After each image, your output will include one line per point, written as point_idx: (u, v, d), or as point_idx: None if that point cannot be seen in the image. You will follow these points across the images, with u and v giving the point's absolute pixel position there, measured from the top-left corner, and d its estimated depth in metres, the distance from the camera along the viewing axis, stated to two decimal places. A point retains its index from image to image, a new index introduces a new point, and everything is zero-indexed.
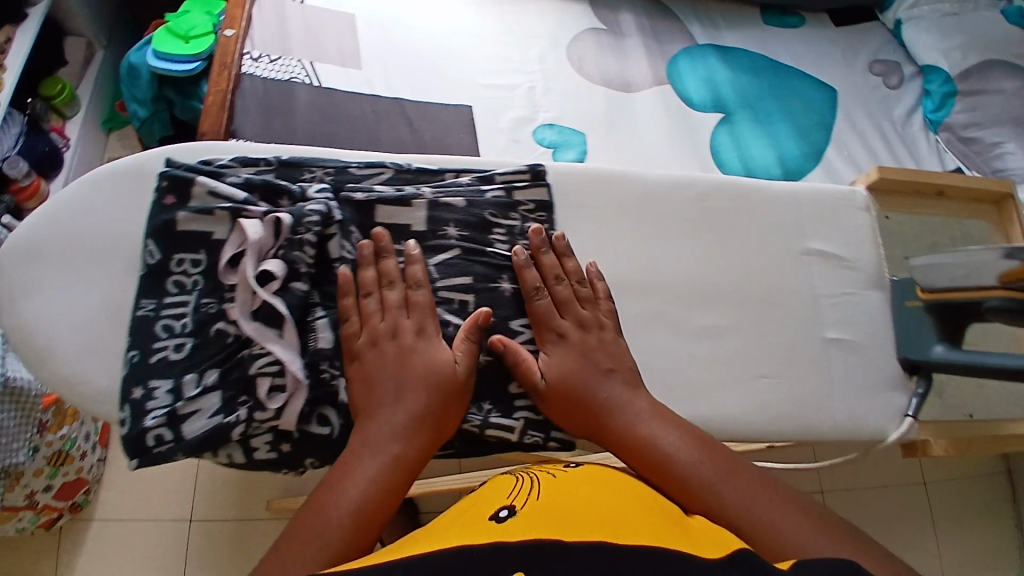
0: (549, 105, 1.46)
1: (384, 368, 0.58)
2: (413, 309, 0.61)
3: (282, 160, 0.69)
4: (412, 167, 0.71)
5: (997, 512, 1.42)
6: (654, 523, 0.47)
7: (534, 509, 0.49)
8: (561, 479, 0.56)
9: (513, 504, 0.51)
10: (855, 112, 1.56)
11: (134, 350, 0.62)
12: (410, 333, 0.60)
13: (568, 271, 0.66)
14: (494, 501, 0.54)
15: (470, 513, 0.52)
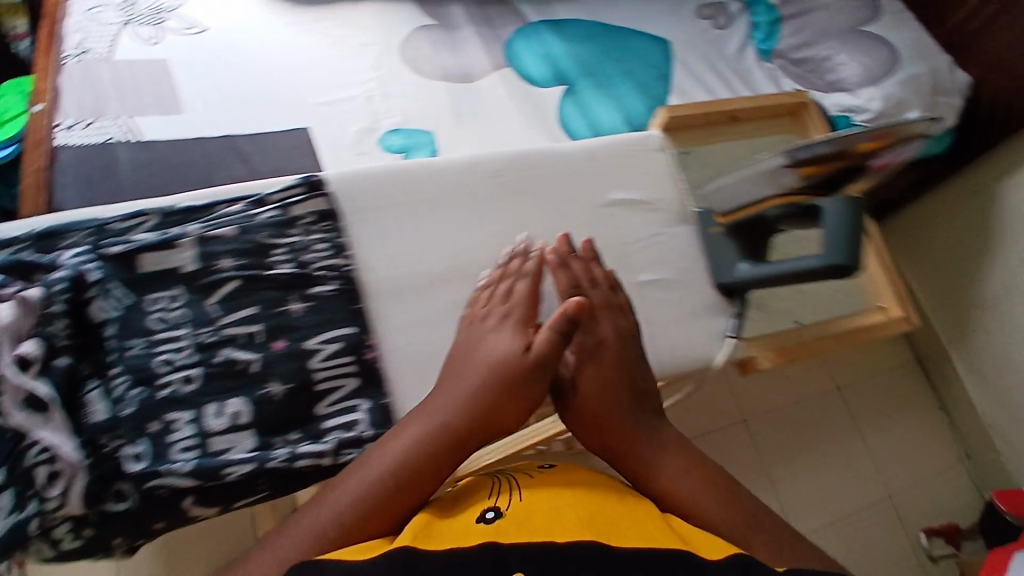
0: (391, 111, 1.42)
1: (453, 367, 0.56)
2: (519, 304, 0.61)
3: (38, 233, 0.64)
4: (179, 207, 0.67)
5: (925, 401, 1.43)
6: (650, 524, 0.46)
7: (520, 513, 0.47)
8: (536, 478, 0.54)
9: (499, 506, 0.49)
10: (691, 60, 1.55)
11: None
12: (498, 331, 0.59)
13: (591, 279, 0.67)
14: (476, 501, 0.52)
15: (452, 512, 0.50)
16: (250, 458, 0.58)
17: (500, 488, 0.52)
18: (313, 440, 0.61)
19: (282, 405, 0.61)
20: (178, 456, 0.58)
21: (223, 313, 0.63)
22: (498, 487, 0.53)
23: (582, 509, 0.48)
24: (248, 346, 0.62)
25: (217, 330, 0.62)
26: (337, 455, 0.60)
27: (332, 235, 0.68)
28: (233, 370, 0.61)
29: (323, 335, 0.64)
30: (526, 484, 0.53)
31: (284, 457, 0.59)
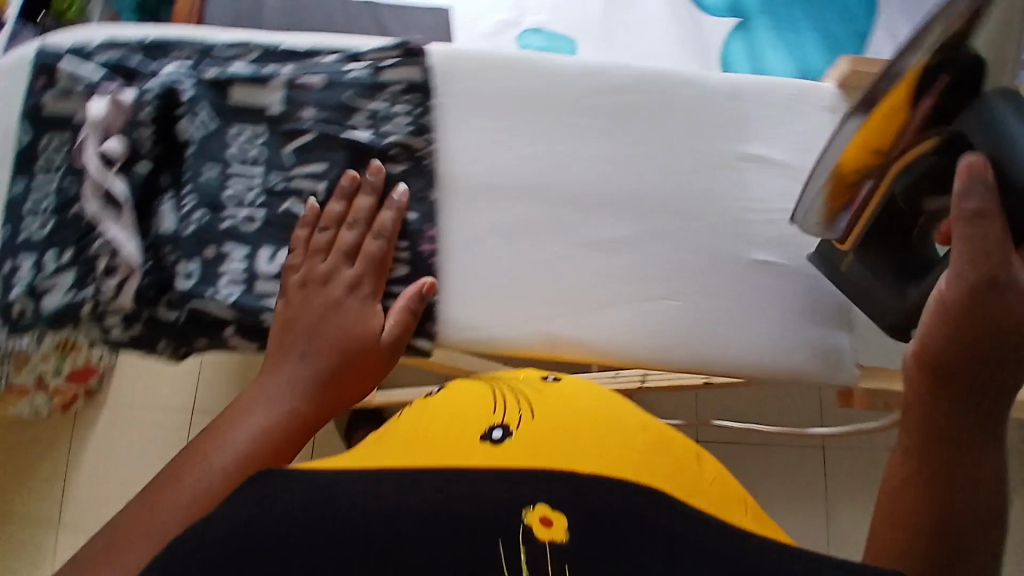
0: (539, 7, 1.33)
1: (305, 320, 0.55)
2: (358, 261, 0.58)
3: (146, 42, 0.66)
4: (278, 47, 0.64)
5: None
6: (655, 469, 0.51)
7: (529, 437, 0.50)
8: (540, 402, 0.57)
9: (508, 427, 0.52)
10: (898, 22, 1.29)
11: (4, 226, 0.62)
12: (342, 286, 0.57)
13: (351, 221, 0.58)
14: (481, 414, 0.54)
15: (454, 424, 0.52)
16: None
17: (510, 406, 0.55)
18: None
19: None
20: (223, 287, 0.58)
21: (296, 162, 0.61)
22: (507, 403, 0.56)
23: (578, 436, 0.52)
24: (310, 202, 0.61)
25: (286, 179, 0.61)
26: None
27: (420, 111, 0.62)
28: (292, 222, 0.61)
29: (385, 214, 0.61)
30: (536, 403, 0.57)
31: None
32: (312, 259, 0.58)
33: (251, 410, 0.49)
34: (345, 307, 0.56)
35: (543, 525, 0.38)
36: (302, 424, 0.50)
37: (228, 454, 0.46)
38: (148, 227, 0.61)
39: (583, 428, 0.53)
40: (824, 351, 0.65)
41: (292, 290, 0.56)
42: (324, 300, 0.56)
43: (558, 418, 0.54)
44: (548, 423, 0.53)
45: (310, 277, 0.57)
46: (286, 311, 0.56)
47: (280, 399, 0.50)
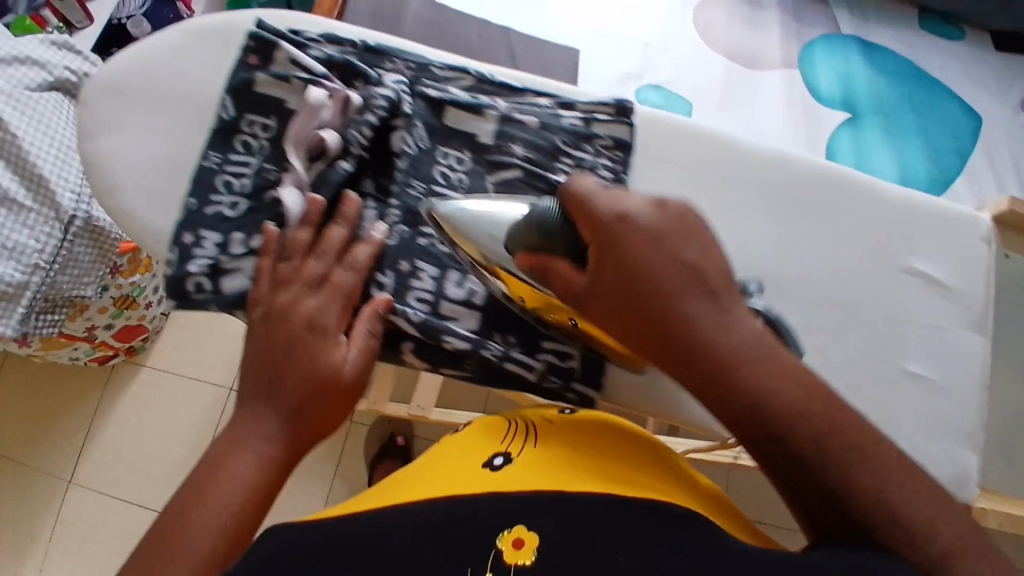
0: (663, 66, 1.37)
1: (270, 358, 0.53)
2: (325, 290, 0.56)
3: (367, 45, 0.66)
4: (495, 80, 0.66)
5: None
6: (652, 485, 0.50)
7: (523, 464, 0.50)
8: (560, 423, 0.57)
9: (508, 453, 0.53)
10: (998, 150, 1.31)
11: (192, 197, 0.62)
12: (310, 318, 0.55)
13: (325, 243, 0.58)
14: (487, 446, 0.55)
15: (462, 459, 0.54)
16: (469, 340, 0.59)
17: (516, 434, 0.56)
18: (526, 352, 0.60)
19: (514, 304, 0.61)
20: (411, 302, 0.59)
21: (495, 193, 0.62)
22: (515, 430, 0.56)
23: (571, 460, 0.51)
24: None
25: None
26: (543, 377, 0.59)
27: (622, 168, 0.64)
28: None
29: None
30: (542, 430, 0.56)
31: (497, 355, 0.59)
32: (274, 293, 0.56)
33: (231, 457, 0.50)
34: (307, 340, 0.54)
35: (514, 547, 0.42)
36: (275, 464, 0.51)
37: (220, 513, 0.47)
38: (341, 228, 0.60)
39: (581, 450, 0.53)
40: (956, 473, 0.65)
41: (257, 325, 0.55)
42: (299, 333, 0.54)
43: (571, 446, 0.53)
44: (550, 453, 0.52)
45: (273, 312, 0.55)
46: (252, 352, 0.54)
47: (254, 442, 0.51)
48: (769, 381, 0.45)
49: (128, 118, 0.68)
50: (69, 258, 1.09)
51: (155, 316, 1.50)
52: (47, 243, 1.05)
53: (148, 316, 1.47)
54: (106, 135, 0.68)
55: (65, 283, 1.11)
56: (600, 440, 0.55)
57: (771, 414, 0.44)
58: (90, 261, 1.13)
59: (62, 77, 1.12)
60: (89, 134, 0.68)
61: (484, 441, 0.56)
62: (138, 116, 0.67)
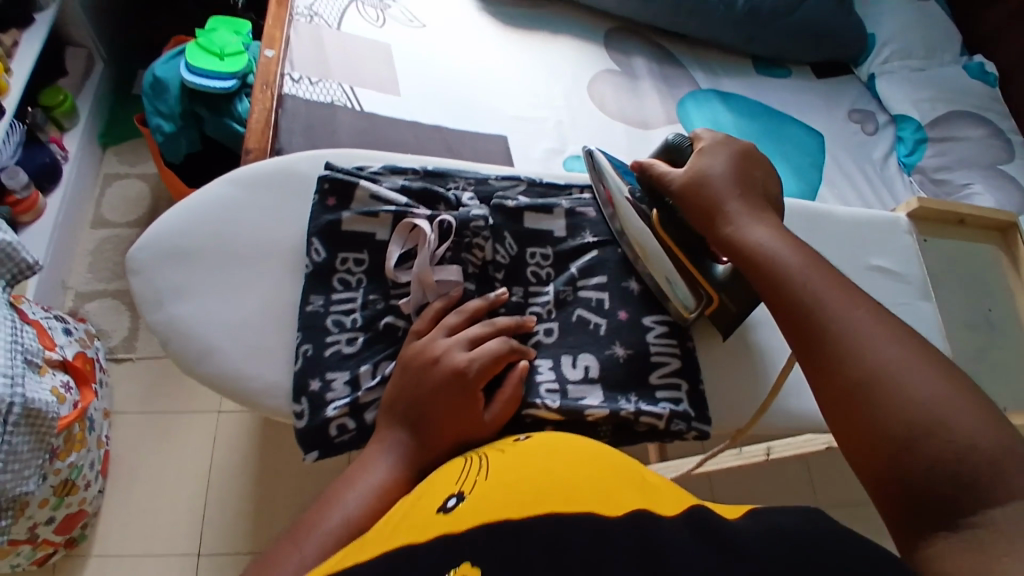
0: (577, 138, 1.56)
1: (410, 391, 0.58)
2: (475, 349, 0.60)
3: (428, 170, 0.73)
4: (543, 181, 0.77)
5: None
6: (620, 490, 0.50)
7: (479, 496, 0.48)
8: (509, 456, 0.55)
9: (461, 492, 0.50)
10: (840, 156, 1.65)
11: (306, 343, 0.62)
12: (468, 368, 0.59)
13: (472, 308, 0.64)
14: (440, 485, 0.53)
15: (418, 501, 0.51)
16: (605, 405, 0.65)
17: (470, 471, 0.54)
18: (649, 403, 0.68)
19: (626, 365, 0.69)
20: (544, 394, 0.64)
21: (582, 274, 0.72)
22: (469, 470, 0.54)
23: (540, 475, 0.51)
24: (598, 310, 0.71)
25: (576, 291, 0.71)
26: (670, 421, 0.67)
27: None
28: (585, 328, 0.70)
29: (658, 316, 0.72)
30: (495, 461, 0.54)
31: (631, 411, 0.66)
32: (435, 335, 0.61)
33: (361, 470, 0.56)
34: (455, 393, 0.58)
35: None
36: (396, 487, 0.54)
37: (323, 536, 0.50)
38: None
39: (545, 471, 0.51)
40: None
41: (409, 353, 0.60)
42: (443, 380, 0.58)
43: (526, 465, 0.52)
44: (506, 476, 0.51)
45: (425, 352, 0.60)
46: (400, 380, 0.59)
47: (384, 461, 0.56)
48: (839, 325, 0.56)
49: (197, 281, 0.66)
50: (10, 453, 1.04)
51: (92, 496, 1.33)
52: None
53: (87, 498, 1.30)
54: (177, 301, 0.65)
55: (7, 482, 1.05)
56: (558, 453, 0.54)
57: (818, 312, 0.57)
58: (29, 451, 1.09)
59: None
60: (151, 307, 0.65)
61: (440, 481, 0.53)
62: (210, 277, 0.66)
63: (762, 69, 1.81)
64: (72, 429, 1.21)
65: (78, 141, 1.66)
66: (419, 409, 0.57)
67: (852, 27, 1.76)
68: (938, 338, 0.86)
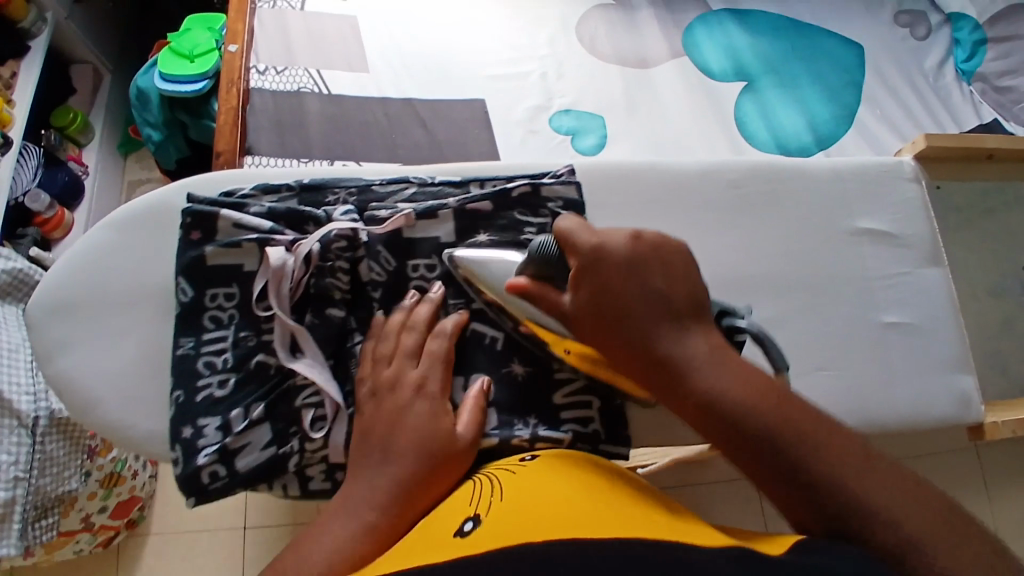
0: (564, 91, 1.42)
1: (375, 422, 0.55)
2: (422, 360, 0.59)
3: (303, 184, 0.67)
4: (435, 180, 0.69)
5: None
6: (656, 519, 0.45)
7: (501, 517, 0.45)
8: (524, 477, 0.52)
9: (478, 514, 0.47)
10: (884, 70, 1.39)
11: (178, 389, 0.61)
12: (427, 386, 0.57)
13: (365, 361, 0.59)
14: (458, 510, 0.50)
15: (438, 524, 0.48)
16: (495, 435, 0.59)
17: (483, 493, 0.51)
18: (550, 427, 0.61)
19: (524, 383, 0.62)
20: None
21: None
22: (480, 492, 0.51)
23: (560, 500, 0.46)
24: (494, 321, 0.63)
25: (469, 303, 0.63)
26: (572, 445, 0.60)
27: None
28: (480, 343, 0.62)
29: (570, 416, 0.61)
30: (508, 483, 0.52)
31: (524, 439, 0.59)
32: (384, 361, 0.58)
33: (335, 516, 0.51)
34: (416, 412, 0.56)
35: None
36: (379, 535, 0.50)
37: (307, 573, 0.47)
38: (341, 371, 0.61)
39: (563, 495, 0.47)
40: (964, 396, 0.69)
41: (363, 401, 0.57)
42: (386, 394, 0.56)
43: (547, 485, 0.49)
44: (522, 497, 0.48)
45: (379, 386, 0.57)
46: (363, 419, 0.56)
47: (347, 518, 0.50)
48: (698, 361, 0.48)
49: (80, 331, 0.65)
50: (47, 458, 1.22)
51: (144, 482, 1.47)
52: (19, 453, 1.18)
53: (137, 485, 1.43)
54: (63, 353, 0.65)
55: (48, 483, 1.23)
56: (565, 474, 0.51)
57: (755, 429, 0.45)
58: (66, 454, 1.25)
59: None
60: (42, 360, 0.65)
61: (455, 508, 0.50)
62: (92, 326, 0.65)
63: None
64: None
65: (96, 156, 1.77)
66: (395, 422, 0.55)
67: None
68: (943, 313, 0.71)
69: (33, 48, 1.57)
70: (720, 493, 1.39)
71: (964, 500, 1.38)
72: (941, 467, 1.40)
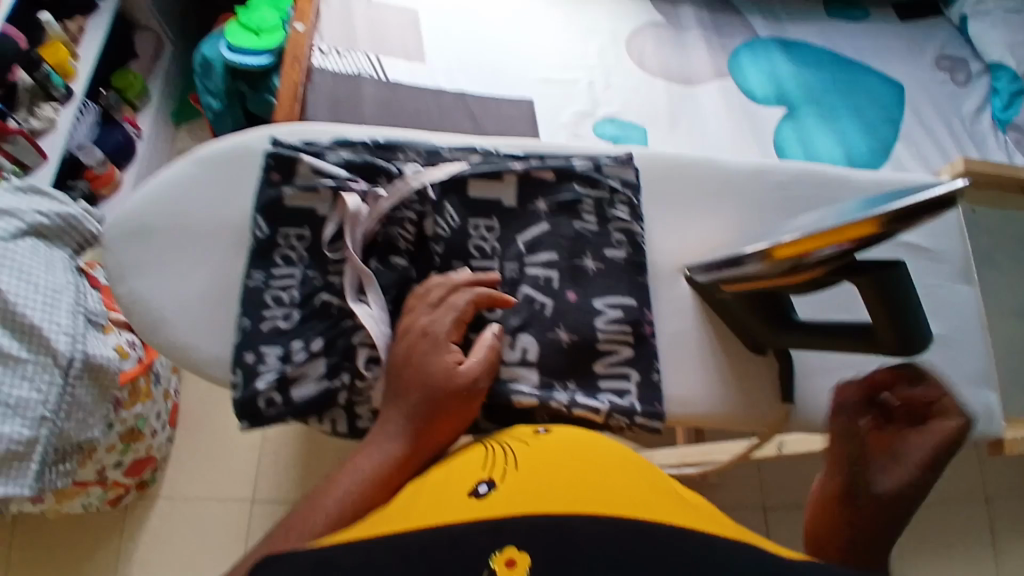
0: (610, 100, 1.46)
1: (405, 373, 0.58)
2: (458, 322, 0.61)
3: (378, 143, 0.72)
4: (498, 152, 0.74)
5: None
6: (667, 502, 0.47)
7: (514, 486, 0.47)
8: (540, 442, 0.53)
9: (493, 478, 0.48)
10: (926, 110, 1.43)
11: (245, 317, 0.65)
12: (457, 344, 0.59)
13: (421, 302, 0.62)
14: (468, 467, 0.51)
15: (448, 479, 0.50)
16: (536, 394, 0.64)
17: (495, 454, 0.52)
18: (588, 395, 0.65)
19: (569, 351, 0.66)
20: None
21: (528, 249, 0.69)
22: (493, 452, 0.53)
23: (579, 478, 0.48)
24: (545, 289, 0.68)
25: (522, 267, 0.68)
26: (609, 416, 0.64)
27: (639, 204, 0.73)
28: (530, 306, 0.67)
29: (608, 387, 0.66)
30: (522, 447, 0.53)
31: (564, 401, 0.64)
32: (421, 312, 0.61)
33: (362, 453, 0.55)
34: (443, 370, 0.58)
35: (508, 568, 0.40)
36: (397, 469, 0.54)
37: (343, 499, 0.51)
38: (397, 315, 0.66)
39: (574, 471, 0.49)
40: (985, 408, 0.72)
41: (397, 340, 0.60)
42: (415, 339, 0.59)
43: (554, 458, 0.50)
44: (538, 466, 0.49)
45: (412, 329, 0.60)
46: (399, 364, 0.59)
47: (382, 445, 0.55)
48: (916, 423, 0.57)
49: (156, 257, 0.70)
50: (72, 404, 1.09)
51: (160, 444, 1.47)
52: (50, 393, 1.06)
53: (154, 445, 1.44)
54: (137, 276, 0.69)
55: (71, 428, 1.11)
56: (582, 447, 0.53)
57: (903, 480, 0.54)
58: (91, 402, 1.13)
59: (34, 220, 1.13)
60: (116, 281, 0.69)
61: (467, 466, 0.52)
62: (167, 253, 0.70)
63: (835, 10, 1.59)
64: (138, 383, 1.29)
65: (150, 121, 1.82)
66: (430, 373, 0.58)
67: None
68: (972, 328, 0.75)
69: (100, 7, 1.63)
70: (728, 512, 1.39)
71: (965, 547, 1.38)
72: (952, 510, 1.40)
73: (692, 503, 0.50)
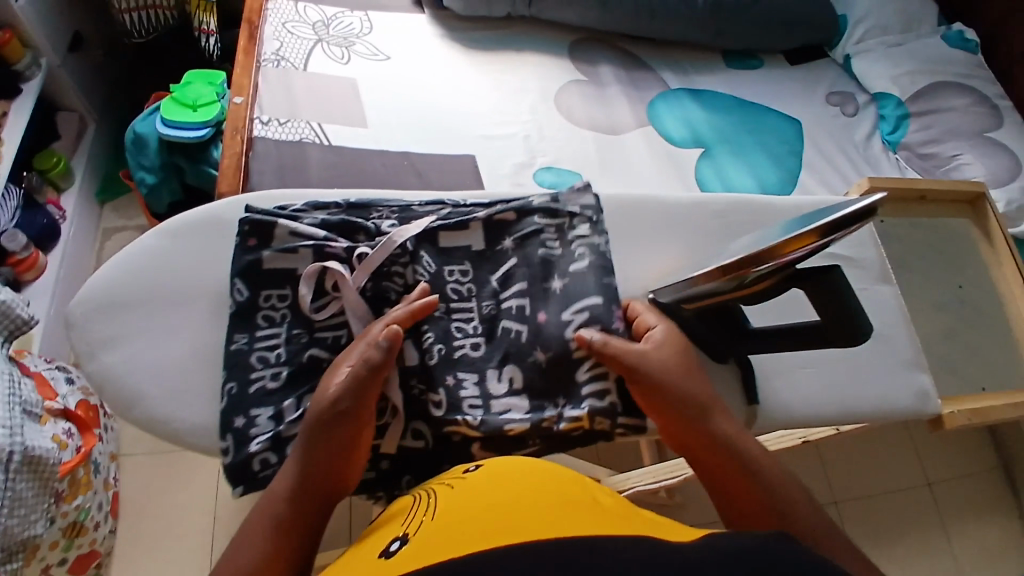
0: (546, 150, 1.56)
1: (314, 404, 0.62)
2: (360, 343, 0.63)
3: (350, 202, 0.75)
4: (465, 201, 0.79)
5: None
6: (583, 512, 0.50)
7: (419, 536, 0.49)
8: (456, 491, 0.56)
9: (405, 534, 0.51)
10: (824, 141, 1.62)
11: (231, 381, 0.64)
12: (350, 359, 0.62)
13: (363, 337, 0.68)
14: (388, 533, 0.53)
15: (368, 548, 0.52)
16: (527, 418, 0.67)
17: (415, 513, 0.54)
18: (575, 406, 0.68)
19: (550, 369, 0.69)
20: (466, 409, 0.66)
21: (502, 286, 0.73)
22: (415, 510, 0.55)
23: (482, 511, 0.50)
24: (522, 317, 0.71)
25: (500, 303, 0.72)
26: (593, 420, 0.67)
27: (598, 220, 0.78)
28: (507, 338, 0.70)
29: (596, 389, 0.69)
30: (441, 497, 0.55)
31: (553, 418, 0.67)
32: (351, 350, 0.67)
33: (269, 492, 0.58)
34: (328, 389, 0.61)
35: None
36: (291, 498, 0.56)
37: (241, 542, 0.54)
38: None
39: (481, 507, 0.51)
40: (921, 391, 0.81)
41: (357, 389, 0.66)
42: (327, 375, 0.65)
43: (462, 503, 0.52)
44: (445, 513, 0.51)
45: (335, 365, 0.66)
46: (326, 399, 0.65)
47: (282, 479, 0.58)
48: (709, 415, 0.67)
49: (125, 330, 0.68)
50: (15, 500, 1.01)
51: (104, 536, 1.35)
52: None
53: (98, 538, 1.32)
54: (106, 351, 0.67)
55: (15, 525, 1.02)
56: (497, 483, 0.55)
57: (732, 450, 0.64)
58: (34, 496, 1.06)
59: None
60: (84, 358, 0.67)
61: (385, 529, 0.54)
62: (135, 325, 0.68)
63: (733, 61, 1.80)
64: (77, 473, 1.20)
65: (75, 201, 1.75)
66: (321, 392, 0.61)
67: (820, 13, 1.75)
68: (898, 322, 0.85)
69: (24, 90, 1.56)
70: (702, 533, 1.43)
71: (917, 536, 1.47)
72: (901, 501, 1.51)
73: (612, 512, 0.53)
